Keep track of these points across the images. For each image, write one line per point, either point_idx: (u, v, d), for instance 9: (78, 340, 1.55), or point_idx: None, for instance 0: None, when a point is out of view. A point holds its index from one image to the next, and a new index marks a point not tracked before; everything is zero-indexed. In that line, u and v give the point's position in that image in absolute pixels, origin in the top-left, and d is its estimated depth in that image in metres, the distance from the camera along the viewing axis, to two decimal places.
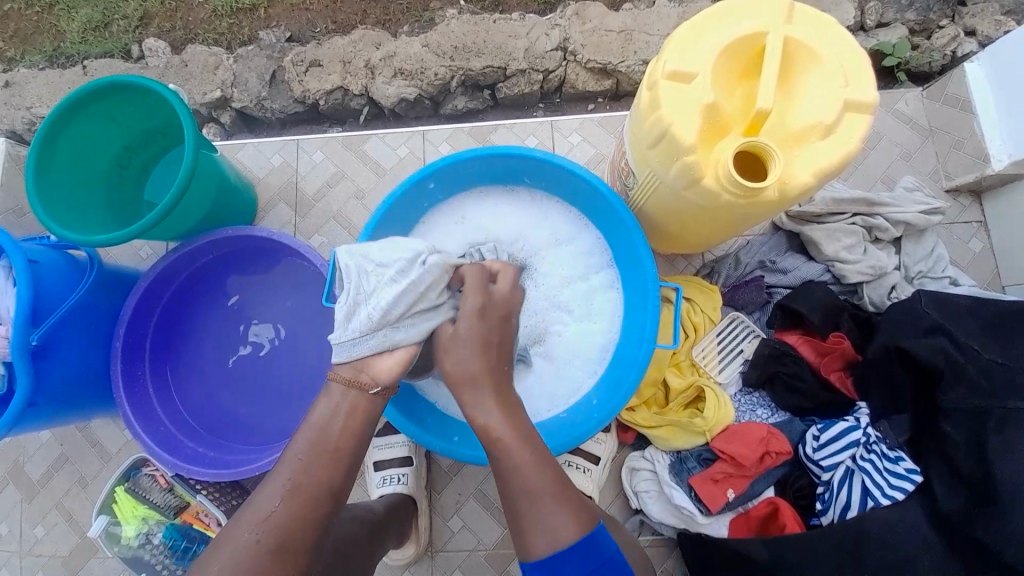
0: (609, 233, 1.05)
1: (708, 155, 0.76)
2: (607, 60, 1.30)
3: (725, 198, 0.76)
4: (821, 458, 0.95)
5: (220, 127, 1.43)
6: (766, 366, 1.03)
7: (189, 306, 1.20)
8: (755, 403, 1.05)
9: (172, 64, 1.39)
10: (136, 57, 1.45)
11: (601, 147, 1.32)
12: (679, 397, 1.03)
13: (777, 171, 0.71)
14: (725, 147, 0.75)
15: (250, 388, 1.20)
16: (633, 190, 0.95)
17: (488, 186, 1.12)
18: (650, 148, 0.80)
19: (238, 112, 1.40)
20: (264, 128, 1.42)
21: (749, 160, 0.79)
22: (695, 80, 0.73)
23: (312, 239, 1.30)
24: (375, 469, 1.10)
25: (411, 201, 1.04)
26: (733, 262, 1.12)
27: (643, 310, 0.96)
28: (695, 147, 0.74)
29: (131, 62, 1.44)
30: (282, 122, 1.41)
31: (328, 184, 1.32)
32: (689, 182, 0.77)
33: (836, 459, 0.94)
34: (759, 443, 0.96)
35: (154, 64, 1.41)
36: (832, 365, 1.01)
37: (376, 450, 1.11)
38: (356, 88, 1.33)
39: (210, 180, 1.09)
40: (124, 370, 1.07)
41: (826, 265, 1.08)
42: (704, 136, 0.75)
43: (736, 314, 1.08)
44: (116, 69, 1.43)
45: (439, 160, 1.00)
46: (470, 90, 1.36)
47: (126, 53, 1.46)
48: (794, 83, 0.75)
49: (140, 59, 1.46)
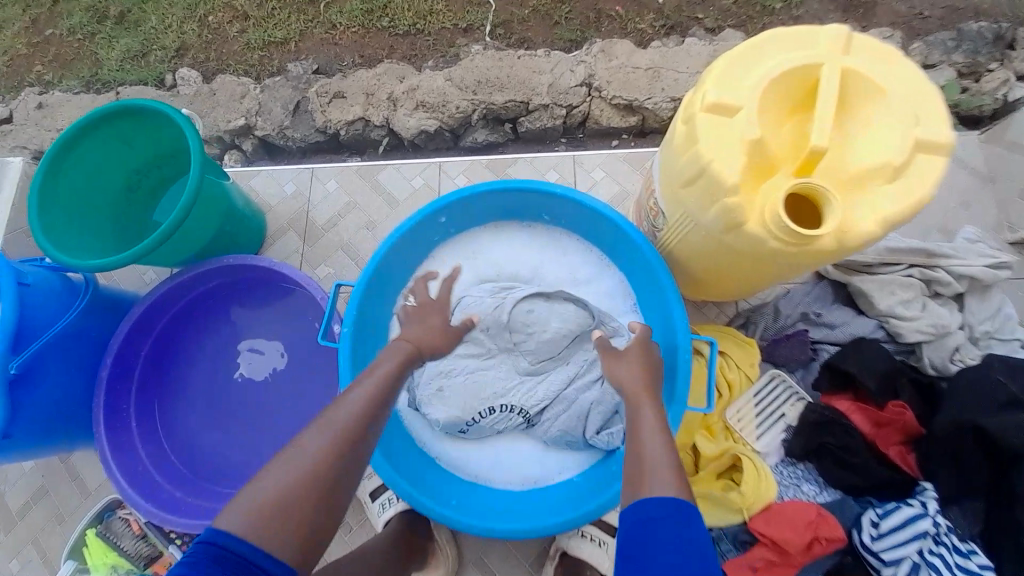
0: (635, 277, 0.96)
1: (752, 196, 0.67)
2: (633, 96, 1.25)
3: (770, 245, 0.67)
4: (882, 550, 0.77)
5: (241, 154, 1.42)
6: (811, 436, 0.87)
7: (184, 333, 1.14)
8: (800, 478, 0.86)
9: (202, 91, 1.40)
10: (170, 85, 1.48)
11: (626, 183, 1.25)
12: (710, 465, 0.87)
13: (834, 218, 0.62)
14: (774, 187, 0.66)
15: (240, 428, 1.11)
16: (663, 232, 0.87)
17: (504, 222, 1.05)
18: (684, 187, 0.72)
19: (261, 140, 1.38)
20: (285, 157, 1.39)
21: (800, 201, 0.69)
22: (741, 113, 0.66)
23: (318, 269, 1.24)
24: (372, 497, 1.00)
25: (422, 235, 0.97)
26: (771, 313, 1.01)
27: (670, 370, 0.85)
28: (740, 185, 0.65)
29: (163, 90, 1.46)
30: (303, 151, 1.38)
31: (339, 214, 1.27)
32: (729, 225, 0.68)
33: (900, 553, 0.77)
34: (807, 527, 0.77)
35: (182, 91, 1.43)
36: (889, 438, 0.85)
37: (367, 479, 1.01)
38: (377, 119, 1.31)
39: (216, 207, 1.05)
40: (107, 402, 1.01)
41: (879, 321, 0.98)
42: (749, 174, 0.66)
43: (776, 372, 0.95)
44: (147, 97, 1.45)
45: (453, 194, 0.94)
46: (491, 123, 1.32)
47: (160, 81, 1.48)
48: (852, 121, 0.67)
49: (172, 87, 1.48)
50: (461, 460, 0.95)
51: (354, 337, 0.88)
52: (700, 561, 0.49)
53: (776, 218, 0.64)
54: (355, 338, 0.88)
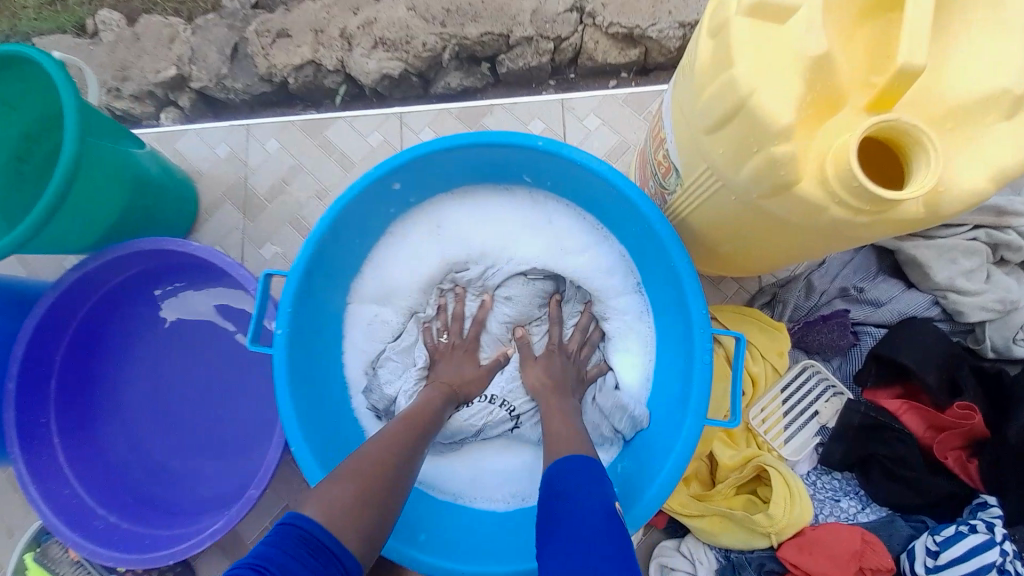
0: (637, 250, 0.78)
1: (811, 142, 0.47)
2: (634, 22, 0.99)
3: (830, 212, 0.48)
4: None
5: (180, 113, 1.13)
6: (855, 442, 0.74)
7: (109, 331, 0.93)
8: (836, 491, 0.75)
9: (123, 36, 1.09)
10: (93, 34, 1.13)
11: (627, 133, 1.03)
12: (731, 477, 0.75)
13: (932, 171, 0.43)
14: (845, 128, 0.47)
15: (188, 437, 0.91)
16: (674, 195, 0.68)
17: (478, 185, 0.84)
18: (709, 133, 0.52)
19: (200, 93, 1.10)
20: (230, 114, 1.13)
21: (875, 145, 0.50)
22: (798, 18, 0.45)
23: (265, 247, 1.02)
24: None
25: (373, 206, 0.78)
26: (804, 289, 0.83)
27: (686, 368, 0.69)
28: (796, 129, 0.46)
29: (87, 42, 1.11)
30: (249, 106, 1.12)
31: (283, 180, 1.05)
32: (775, 186, 0.49)
33: None
34: (850, 560, 0.67)
35: (105, 36, 1.10)
36: (947, 443, 0.72)
37: None
38: (329, 62, 1.03)
39: (121, 181, 0.85)
40: (19, 420, 0.82)
41: (934, 296, 0.81)
42: (808, 112, 0.46)
43: (811, 363, 0.79)
44: (67, 51, 1.11)
45: (408, 151, 0.73)
46: (466, 64, 1.06)
47: (82, 28, 1.13)
48: (957, 29, 0.47)
49: (98, 37, 1.13)
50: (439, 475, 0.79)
51: (292, 340, 0.71)
52: (601, 525, 0.51)
53: (845, 175, 0.45)
54: (295, 340, 0.71)
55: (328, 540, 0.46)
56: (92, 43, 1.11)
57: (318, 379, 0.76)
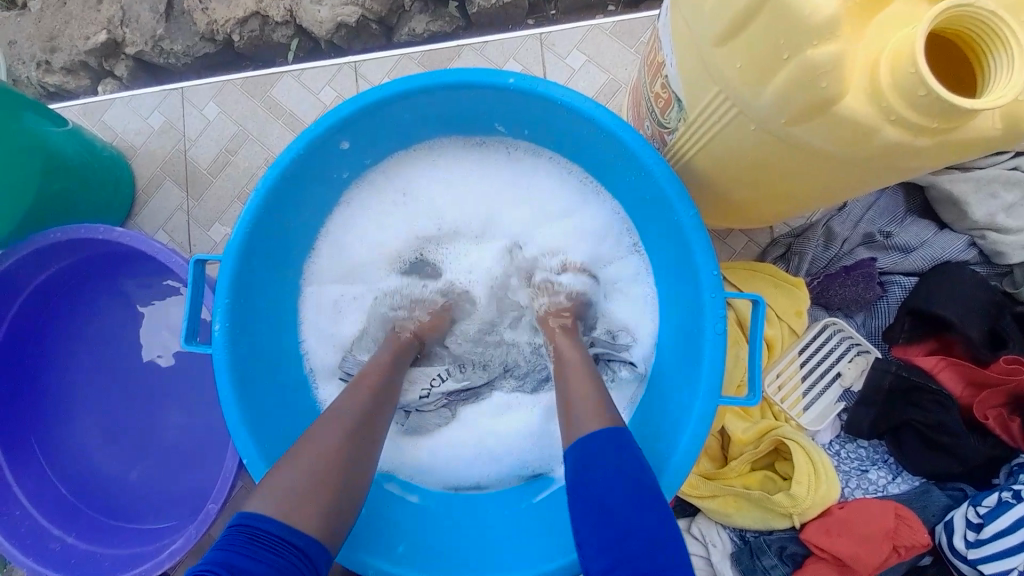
0: (637, 206, 0.66)
1: (858, 39, 0.36)
2: None
3: (882, 135, 0.38)
4: (981, 560, 0.60)
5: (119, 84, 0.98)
6: (881, 404, 0.67)
7: (47, 333, 0.84)
8: (864, 461, 0.69)
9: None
10: (24, 4, 0.98)
11: (617, 70, 0.89)
12: (746, 453, 0.67)
13: (1013, 84, 0.35)
14: (907, 17, 0.36)
15: (149, 444, 0.83)
16: (673, 135, 0.57)
17: (443, 140, 0.72)
18: (718, 46, 0.41)
19: (138, 61, 0.96)
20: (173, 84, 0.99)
21: (943, 49, 0.41)
22: None
23: (213, 229, 0.91)
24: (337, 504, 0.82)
25: (320, 172, 0.66)
26: (824, 238, 0.72)
27: (694, 339, 0.60)
28: (843, 21, 0.35)
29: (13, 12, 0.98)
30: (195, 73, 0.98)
31: (228, 150, 0.92)
32: (810, 107, 0.39)
33: (1009, 565, 0.58)
34: (884, 538, 0.61)
35: (33, 5, 0.97)
36: (988, 401, 0.64)
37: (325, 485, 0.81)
38: (277, 13, 0.90)
39: (23, 158, 0.73)
40: None
41: (971, 237, 0.71)
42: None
43: (834, 320, 0.70)
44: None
45: (351, 105, 0.61)
46: (431, 5, 0.92)
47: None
48: None
49: (26, 7, 0.99)
50: (432, 472, 0.71)
51: (235, 333, 0.62)
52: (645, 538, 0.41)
53: (908, 79, 0.35)
54: (236, 335, 0.62)
55: (291, 536, 0.41)
56: (19, 14, 0.97)
57: (270, 376, 0.67)
